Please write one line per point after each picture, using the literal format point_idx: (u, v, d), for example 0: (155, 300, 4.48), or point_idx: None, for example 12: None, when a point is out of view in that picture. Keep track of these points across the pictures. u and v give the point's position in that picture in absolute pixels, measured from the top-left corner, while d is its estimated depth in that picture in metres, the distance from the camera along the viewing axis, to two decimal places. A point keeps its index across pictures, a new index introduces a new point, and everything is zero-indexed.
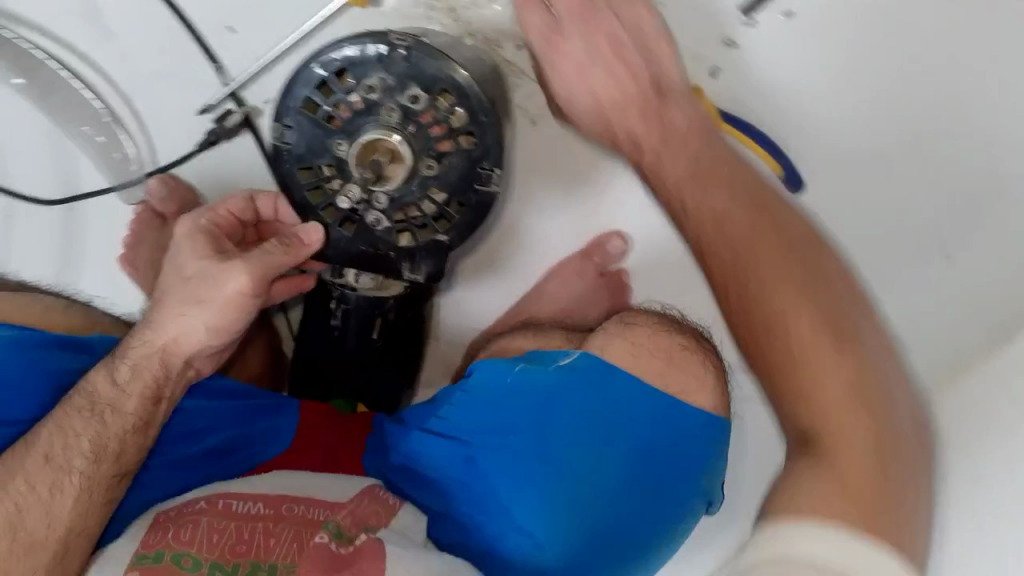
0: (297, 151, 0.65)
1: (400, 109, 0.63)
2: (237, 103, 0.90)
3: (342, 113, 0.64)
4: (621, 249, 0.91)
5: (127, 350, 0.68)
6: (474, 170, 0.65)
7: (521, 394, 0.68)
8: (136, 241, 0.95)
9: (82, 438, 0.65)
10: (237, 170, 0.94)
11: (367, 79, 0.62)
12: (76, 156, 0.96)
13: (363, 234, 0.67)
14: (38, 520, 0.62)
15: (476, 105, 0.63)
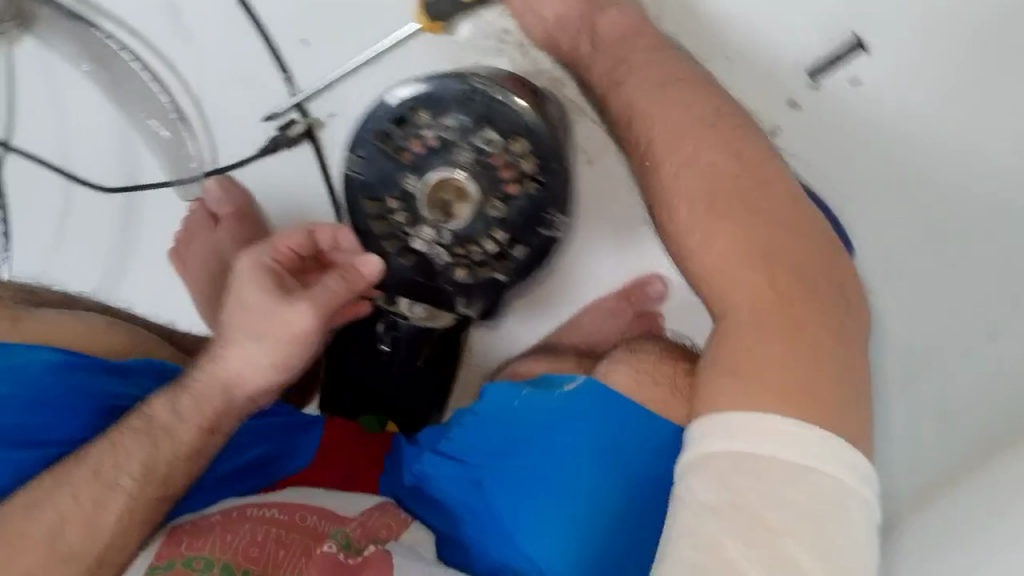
0: (368, 180, 0.73)
1: (473, 149, 0.71)
2: (302, 114, 0.92)
3: (416, 148, 0.72)
4: (661, 293, 0.90)
5: (192, 379, 0.68)
6: (537, 214, 0.74)
7: (525, 418, 0.69)
8: (188, 237, 0.99)
9: (132, 460, 0.65)
10: (294, 178, 0.96)
11: (443, 119, 0.71)
12: (139, 148, 0.98)
13: (421, 264, 0.75)
14: (79, 539, 0.62)
15: (544, 151, 0.71)
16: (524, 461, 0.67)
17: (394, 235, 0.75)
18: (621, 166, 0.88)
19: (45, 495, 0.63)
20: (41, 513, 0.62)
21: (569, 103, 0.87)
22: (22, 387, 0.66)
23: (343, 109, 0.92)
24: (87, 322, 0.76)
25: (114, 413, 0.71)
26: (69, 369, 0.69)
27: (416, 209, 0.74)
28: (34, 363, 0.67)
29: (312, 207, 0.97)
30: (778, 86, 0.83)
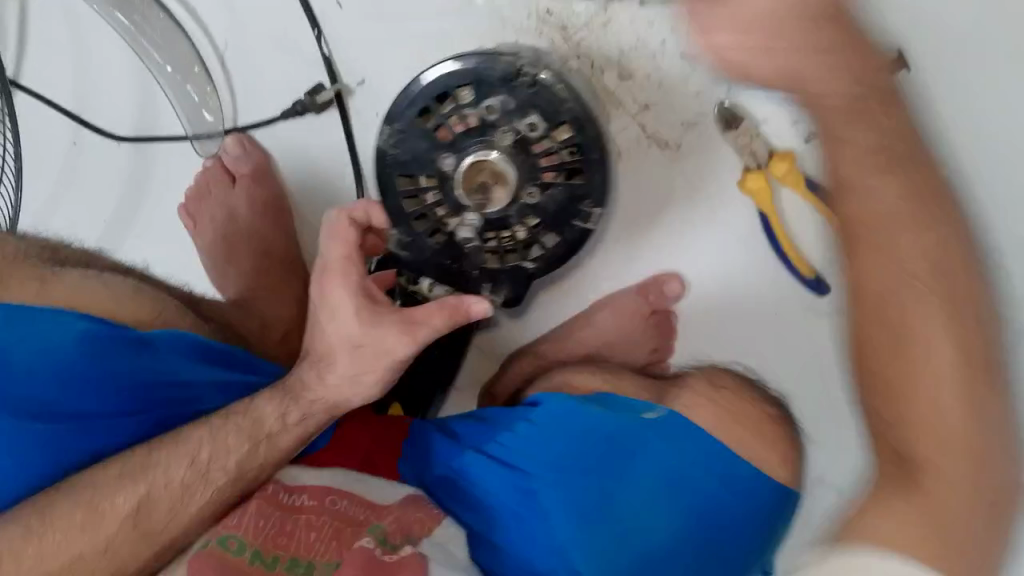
0: (403, 157, 0.67)
1: (516, 133, 0.66)
2: (331, 79, 0.90)
3: (456, 127, 0.66)
4: (678, 292, 0.88)
5: (304, 392, 0.68)
6: (575, 207, 0.68)
7: (597, 439, 0.68)
8: (201, 195, 0.96)
9: (170, 458, 0.65)
10: (316, 143, 0.94)
11: (487, 100, 0.65)
12: (157, 97, 0.95)
13: (450, 249, 0.70)
14: (160, 519, 0.64)
15: (589, 142, 0.66)
16: (590, 484, 0.67)
17: (425, 217, 0.69)
18: (654, 160, 0.86)
19: (127, 474, 0.64)
20: (119, 493, 0.63)
21: (607, 95, 0.85)
22: (50, 362, 0.68)
23: (373, 76, 0.89)
24: (113, 289, 0.76)
25: (141, 389, 0.71)
26: (96, 342, 0.70)
27: (451, 193, 0.68)
28: (62, 334, 0.69)
29: (332, 173, 0.95)
30: None
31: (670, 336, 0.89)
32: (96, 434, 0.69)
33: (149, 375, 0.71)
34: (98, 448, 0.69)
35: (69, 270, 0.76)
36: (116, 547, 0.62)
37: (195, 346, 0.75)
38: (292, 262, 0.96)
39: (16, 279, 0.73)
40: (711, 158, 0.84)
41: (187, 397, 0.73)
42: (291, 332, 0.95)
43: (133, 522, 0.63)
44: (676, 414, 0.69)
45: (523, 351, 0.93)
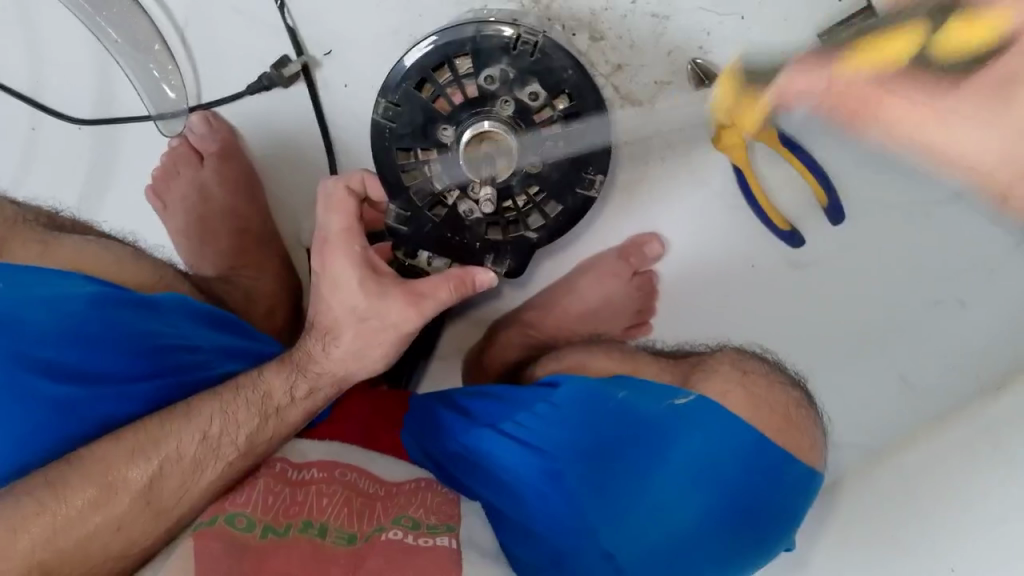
0: (399, 129, 0.62)
1: (517, 102, 0.61)
2: (296, 51, 0.88)
3: (454, 97, 0.61)
4: (658, 252, 0.89)
5: (310, 364, 0.66)
6: (578, 174, 0.64)
7: (620, 421, 0.68)
8: (171, 175, 0.95)
9: (187, 431, 0.62)
10: (285, 118, 0.92)
11: (488, 68, 0.60)
12: (116, 77, 0.92)
13: (452, 222, 0.64)
14: (173, 495, 0.61)
15: (591, 111, 0.62)
16: (614, 467, 0.67)
17: (425, 190, 0.64)
18: (630, 120, 0.85)
19: (141, 445, 0.61)
20: (132, 466, 0.60)
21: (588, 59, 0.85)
22: (57, 322, 0.65)
23: (341, 47, 0.88)
24: (115, 252, 0.73)
25: (152, 353, 0.67)
26: (106, 302, 0.66)
27: (452, 166, 0.63)
28: (71, 294, 0.65)
29: (304, 148, 0.93)
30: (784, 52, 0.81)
31: (651, 296, 0.91)
32: (105, 400, 0.64)
33: (160, 339, 0.68)
34: (108, 417, 0.64)
35: (68, 235, 0.73)
36: (129, 524, 0.59)
37: (203, 312, 0.72)
38: (271, 239, 0.96)
39: (17, 239, 0.69)
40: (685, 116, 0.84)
41: (195, 362, 0.69)
42: (277, 307, 0.97)
43: (146, 499, 0.60)
44: (701, 398, 0.67)
45: (510, 320, 0.93)
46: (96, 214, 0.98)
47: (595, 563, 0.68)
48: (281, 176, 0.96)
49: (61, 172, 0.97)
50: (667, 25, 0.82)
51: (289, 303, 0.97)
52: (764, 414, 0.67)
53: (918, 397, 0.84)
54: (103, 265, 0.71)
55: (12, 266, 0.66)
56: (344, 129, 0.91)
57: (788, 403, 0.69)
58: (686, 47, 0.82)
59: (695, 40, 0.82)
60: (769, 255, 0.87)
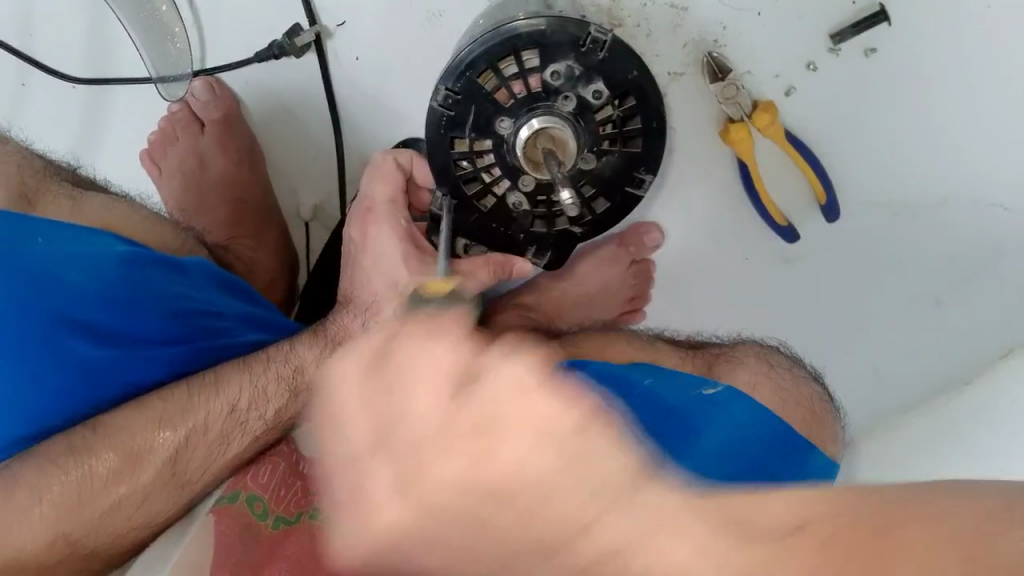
0: (458, 117, 0.63)
1: (578, 98, 0.63)
2: (309, 21, 0.85)
3: (516, 89, 0.63)
4: (657, 242, 0.93)
5: (345, 341, 0.70)
6: (630, 174, 0.67)
7: (646, 404, 0.67)
8: (171, 141, 0.92)
9: (216, 403, 0.64)
10: (293, 89, 0.90)
11: (554, 63, 0.62)
12: (116, 38, 0.89)
13: (500, 214, 0.69)
14: (197, 469, 0.62)
15: (650, 112, 0.65)
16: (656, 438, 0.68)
17: (474, 179, 0.67)
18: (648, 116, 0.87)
19: (168, 416, 0.62)
20: (156, 438, 0.61)
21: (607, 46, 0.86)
22: (91, 279, 0.65)
23: (354, 19, 0.86)
24: (140, 212, 0.76)
25: (179, 318, 0.69)
26: (141, 263, 0.68)
27: (506, 157, 0.65)
28: (105, 255, 0.67)
29: (309, 121, 0.91)
30: (796, 48, 0.83)
31: (646, 284, 0.95)
32: (133, 366, 0.66)
33: (188, 304, 0.70)
34: (133, 380, 0.66)
35: (92, 193, 0.76)
36: (154, 496, 0.60)
37: (224, 280, 0.75)
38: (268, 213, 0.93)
39: (48, 194, 0.72)
40: (696, 108, 0.87)
41: (220, 329, 0.72)
42: (276, 281, 0.95)
43: (171, 472, 0.61)
44: (730, 388, 0.70)
45: (505, 302, 0.91)
46: (93, 164, 0.94)
47: None
48: (285, 149, 0.94)
49: (56, 121, 0.92)
50: (685, 17, 0.84)
51: (290, 272, 0.96)
52: (791, 408, 0.73)
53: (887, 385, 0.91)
54: (134, 226, 0.74)
55: (48, 221, 0.67)
56: (352, 104, 0.89)
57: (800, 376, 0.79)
58: (702, 40, 0.85)
59: (711, 31, 0.84)
60: (763, 248, 0.92)
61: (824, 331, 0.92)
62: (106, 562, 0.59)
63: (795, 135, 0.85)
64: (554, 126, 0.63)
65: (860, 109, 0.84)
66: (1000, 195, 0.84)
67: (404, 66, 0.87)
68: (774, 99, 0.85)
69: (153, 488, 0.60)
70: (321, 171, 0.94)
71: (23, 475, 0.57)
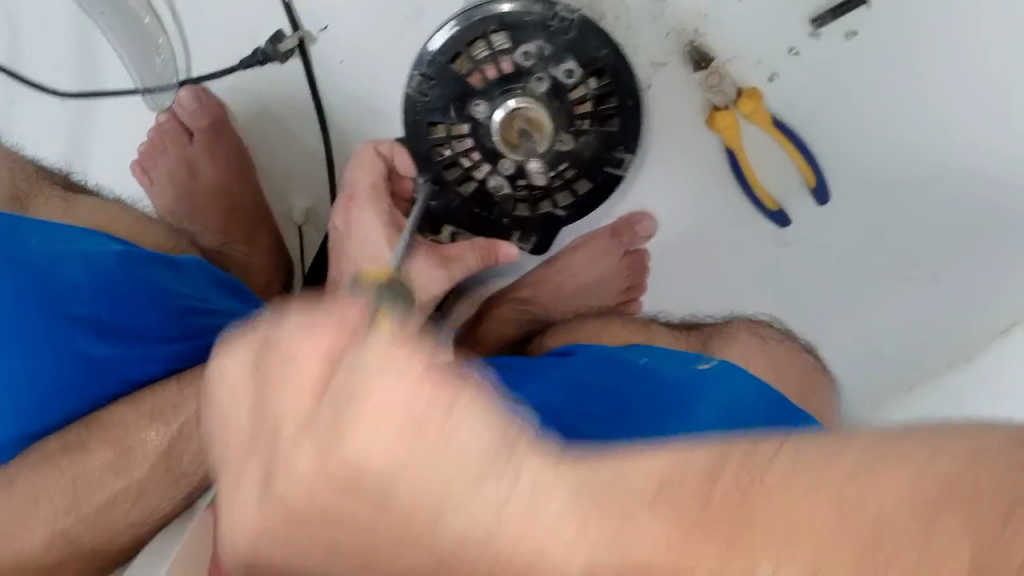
0: (433, 101, 0.65)
1: (551, 79, 0.64)
2: (292, 27, 0.86)
3: (488, 72, 0.64)
4: (649, 230, 0.93)
5: None
6: (609, 153, 0.68)
7: (643, 379, 0.69)
8: (158, 150, 0.92)
9: (207, 395, 0.63)
10: (279, 95, 0.90)
11: (524, 44, 0.63)
12: (101, 51, 0.90)
13: (481, 198, 0.70)
14: (191, 463, 0.62)
15: (625, 89, 0.65)
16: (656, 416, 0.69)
17: (454, 164, 0.69)
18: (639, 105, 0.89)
19: (159, 410, 0.62)
20: (149, 432, 0.61)
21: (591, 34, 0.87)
22: (85, 277, 0.65)
23: (338, 23, 0.87)
24: (132, 215, 0.76)
25: (174, 315, 0.69)
26: (133, 260, 0.68)
27: (482, 140, 0.67)
28: (98, 252, 0.67)
29: (296, 125, 0.92)
30: (778, 34, 0.84)
31: (641, 275, 0.95)
32: (127, 362, 0.66)
33: (181, 300, 0.70)
34: (126, 376, 0.66)
35: (82, 196, 0.76)
36: (149, 490, 0.60)
37: (219, 278, 0.75)
38: (259, 216, 0.92)
39: (41, 195, 0.73)
40: (679, 97, 0.88)
41: (216, 326, 0.72)
42: (272, 284, 0.94)
43: (165, 465, 0.61)
44: (724, 362, 0.70)
45: (503, 296, 0.96)
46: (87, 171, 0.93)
47: None
48: (272, 155, 0.95)
49: (42, 135, 0.92)
50: (666, 8, 0.86)
51: (283, 269, 0.95)
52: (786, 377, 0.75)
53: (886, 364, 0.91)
54: (127, 226, 0.74)
55: (39, 222, 0.67)
56: (338, 107, 0.90)
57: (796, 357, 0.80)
58: (684, 30, 0.86)
59: (690, 24, 0.86)
60: (756, 233, 0.92)
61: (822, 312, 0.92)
62: (109, 561, 0.59)
63: (779, 119, 0.86)
64: (527, 107, 0.65)
65: (843, 92, 0.85)
66: (988, 168, 0.84)
67: (389, 67, 0.87)
68: (757, 85, 0.86)
69: (146, 483, 0.60)
70: (311, 175, 0.94)
71: (24, 475, 0.59)
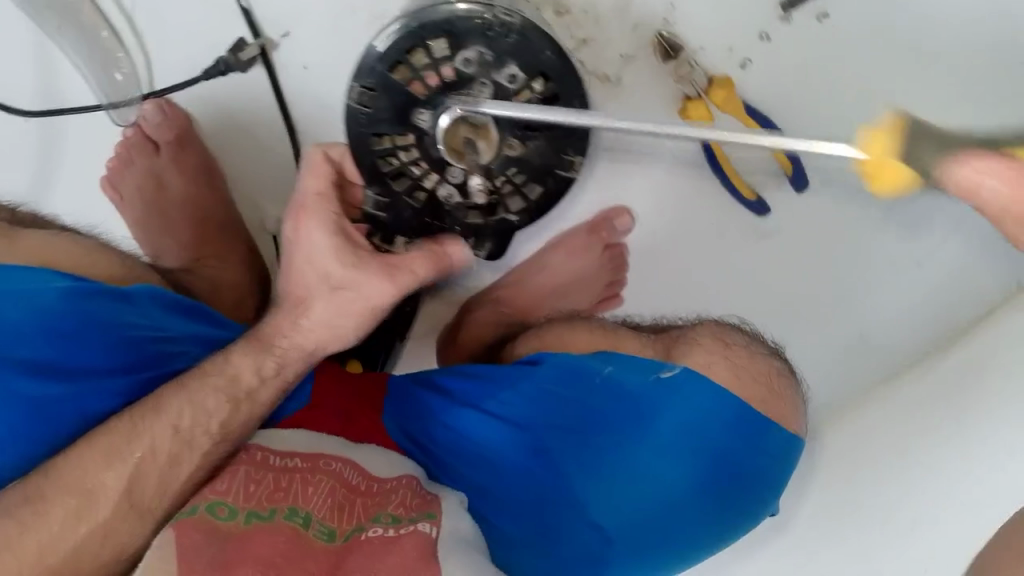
0: (376, 113, 0.64)
1: (494, 84, 0.63)
2: (253, 34, 0.85)
3: (430, 81, 0.63)
4: (627, 226, 0.95)
5: (276, 342, 0.68)
6: (558, 156, 0.68)
7: (604, 393, 0.79)
8: (124, 164, 0.90)
9: (155, 429, 0.64)
10: (242, 104, 0.89)
11: (465, 51, 0.62)
12: (61, 67, 0.89)
13: (432, 208, 0.69)
14: (152, 496, 0.64)
15: (571, 92, 0.65)
16: (613, 423, 0.79)
17: (402, 175, 0.68)
18: (600, 94, 0.89)
19: (114, 448, 0.63)
20: (108, 472, 0.62)
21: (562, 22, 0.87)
22: (30, 316, 0.66)
23: (298, 29, 0.86)
24: (78, 242, 0.75)
25: (123, 343, 0.69)
26: (79, 296, 0.68)
27: (430, 151, 0.66)
28: (42, 290, 0.67)
29: (260, 133, 0.91)
30: (745, 22, 0.85)
31: (622, 268, 0.97)
32: (84, 397, 0.66)
33: (132, 331, 0.70)
34: (85, 411, 0.66)
35: (35, 230, 0.75)
36: (115, 529, 0.62)
37: (173, 301, 0.75)
38: (233, 225, 0.92)
39: None
40: (653, 86, 0.88)
41: (167, 351, 0.72)
42: (245, 298, 0.93)
43: (128, 502, 0.62)
44: (686, 369, 0.78)
45: (482, 299, 0.98)
46: (44, 204, 0.93)
47: (585, 532, 0.79)
48: (239, 165, 0.93)
49: (11, 159, 0.93)
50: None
51: (256, 280, 0.94)
52: (747, 383, 0.78)
53: (873, 349, 0.91)
54: (69, 257, 0.72)
55: None
56: (305, 114, 0.89)
57: (773, 370, 0.81)
58: (651, 20, 0.86)
59: (659, 11, 0.86)
60: (736, 222, 0.93)
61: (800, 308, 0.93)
62: None
63: (755, 108, 0.87)
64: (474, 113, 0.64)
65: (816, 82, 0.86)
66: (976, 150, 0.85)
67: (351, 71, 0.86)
68: (731, 72, 0.87)
69: (106, 522, 0.61)
70: (284, 180, 0.93)
71: None
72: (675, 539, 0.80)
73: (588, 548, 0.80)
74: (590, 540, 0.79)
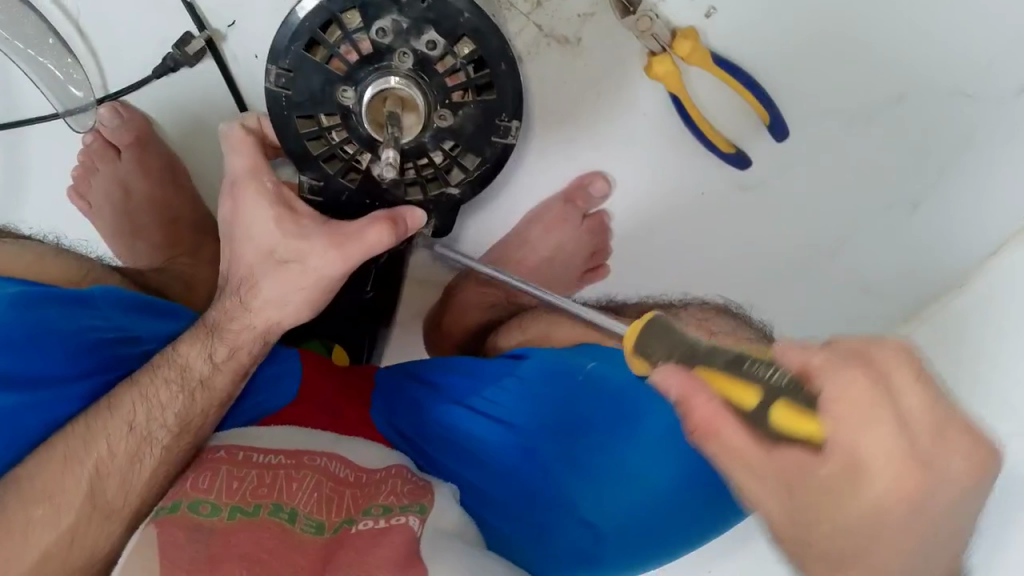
0: (297, 96, 0.63)
1: (415, 53, 0.61)
2: (198, 26, 0.83)
3: (349, 56, 0.61)
4: (604, 190, 0.91)
5: (223, 331, 0.70)
6: (492, 122, 0.65)
7: (588, 389, 0.76)
8: (88, 171, 0.90)
9: (110, 428, 0.68)
10: (198, 100, 0.88)
11: (378, 20, 0.60)
12: (16, 80, 0.88)
13: (370, 185, 0.66)
14: (116, 495, 0.66)
15: (496, 54, 0.62)
16: (599, 419, 0.76)
17: (334, 156, 0.66)
18: (556, 57, 0.87)
19: (72, 453, 0.67)
20: (67, 477, 0.66)
21: None
22: None
23: (245, 17, 0.83)
24: (34, 252, 0.77)
25: (80, 345, 0.71)
26: (32, 303, 0.69)
27: (357, 129, 0.64)
28: None
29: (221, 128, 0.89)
30: None
31: (605, 237, 0.93)
32: (47, 404, 0.69)
33: (89, 331, 0.71)
34: (51, 417, 0.69)
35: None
36: (82, 532, 0.65)
37: (131, 300, 0.76)
38: (203, 224, 0.92)
39: None
40: (613, 45, 0.85)
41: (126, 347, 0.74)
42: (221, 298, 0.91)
43: (92, 503, 0.65)
44: None
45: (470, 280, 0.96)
46: (15, 217, 0.93)
47: (579, 531, 0.77)
48: (204, 162, 0.92)
49: None
50: None
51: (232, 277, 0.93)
52: None
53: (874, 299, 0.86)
54: (30, 265, 0.75)
55: None
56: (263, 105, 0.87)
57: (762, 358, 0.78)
58: None
59: None
60: (719, 178, 0.89)
61: (792, 260, 0.89)
62: None
63: (720, 57, 0.83)
64: (396, 83, 0.62)
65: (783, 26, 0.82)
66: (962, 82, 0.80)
67: None
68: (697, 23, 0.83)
69: (74, 523, 0.65)
70: None
71: None
72: (671, 533, 0.77)
73: (583, 544, 0.77)
74: (584, 538, 0.77)
